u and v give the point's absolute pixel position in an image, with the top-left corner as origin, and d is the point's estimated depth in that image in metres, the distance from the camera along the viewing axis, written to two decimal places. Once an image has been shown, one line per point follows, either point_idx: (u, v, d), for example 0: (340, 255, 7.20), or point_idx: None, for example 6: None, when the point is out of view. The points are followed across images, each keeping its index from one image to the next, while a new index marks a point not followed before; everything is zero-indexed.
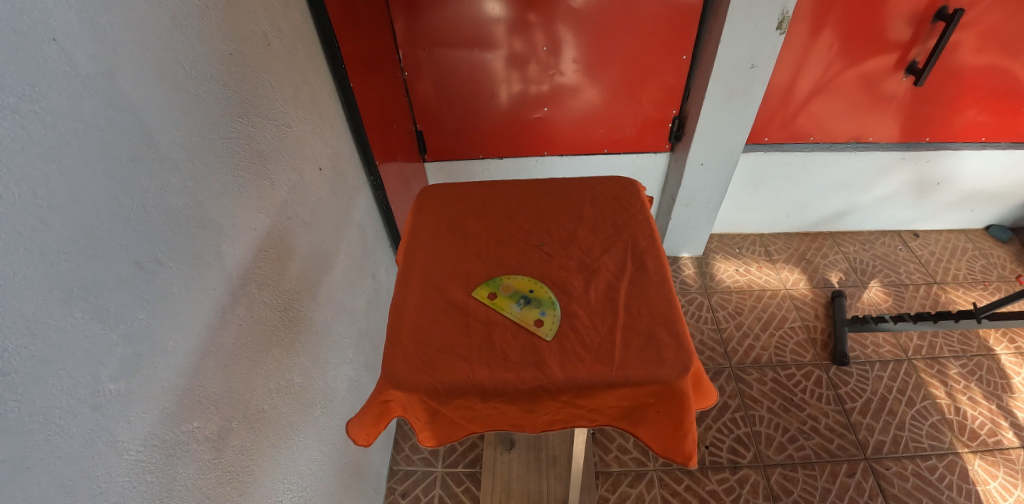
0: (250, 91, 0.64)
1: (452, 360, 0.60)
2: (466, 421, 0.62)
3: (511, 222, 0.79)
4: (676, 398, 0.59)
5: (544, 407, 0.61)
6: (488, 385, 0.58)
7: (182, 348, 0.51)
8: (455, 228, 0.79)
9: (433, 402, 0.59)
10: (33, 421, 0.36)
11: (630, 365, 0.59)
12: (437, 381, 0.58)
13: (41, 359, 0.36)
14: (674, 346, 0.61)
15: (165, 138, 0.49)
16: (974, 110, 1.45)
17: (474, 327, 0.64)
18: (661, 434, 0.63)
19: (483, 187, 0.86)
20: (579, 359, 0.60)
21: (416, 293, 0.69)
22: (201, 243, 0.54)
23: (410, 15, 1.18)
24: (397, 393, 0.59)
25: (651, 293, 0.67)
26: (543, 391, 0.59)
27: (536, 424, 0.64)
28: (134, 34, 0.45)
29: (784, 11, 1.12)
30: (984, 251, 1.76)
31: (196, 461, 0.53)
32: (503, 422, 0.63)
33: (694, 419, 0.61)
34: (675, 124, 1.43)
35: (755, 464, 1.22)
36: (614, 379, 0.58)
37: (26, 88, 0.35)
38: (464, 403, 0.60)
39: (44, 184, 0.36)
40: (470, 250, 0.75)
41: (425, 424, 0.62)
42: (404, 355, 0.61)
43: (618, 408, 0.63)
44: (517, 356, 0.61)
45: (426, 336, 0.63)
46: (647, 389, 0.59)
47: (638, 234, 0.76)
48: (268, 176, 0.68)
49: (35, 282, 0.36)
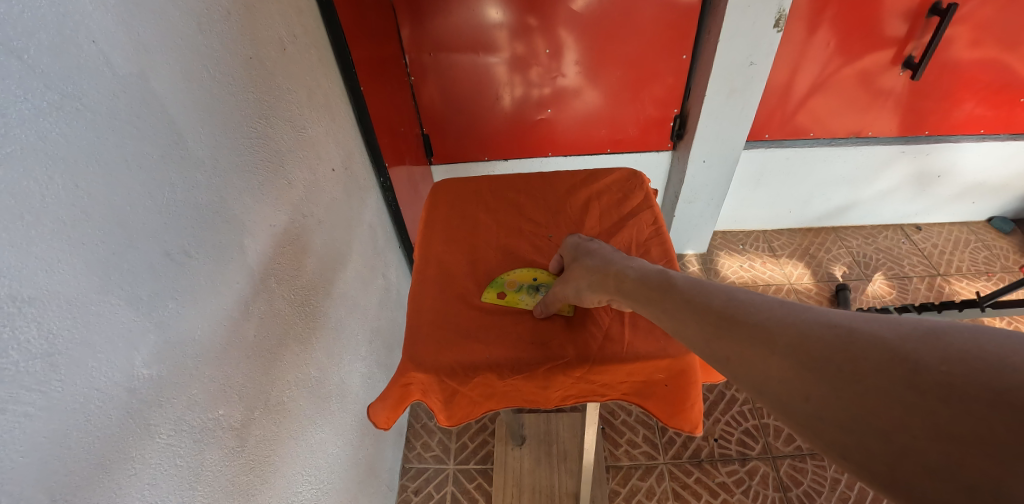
0: (268, 92, 0.66)
1: (467, 343, 0.62)
2: (482, 400, 0.63)
3: (520, 215, 0.81)
4: (685, 372, 0.60)
5: (557, 383, 0.61)
6: (503, 364, 0.60)
7: (208, 338, 0.53)
8: (465, 222, 0.80)
9: (450, 382, 0.60)
10: (74, 401, 0.38)
11: (638, 341, 0.60)
12: (454, 361, 0.60)
13: (79, 342, 0.38)
14: None
15: (192, 136, 0.51)
16: (972, 102, 1.47)
17: (488, 312, 0.66)
18: (670, 407, 0.64)
19: (492, 182, 0.88)
20: (589, 338, 0.62)
21: (431, 282, 0.70)
22: (225, 236, 0.56)
23: (416, 20, 1.21)
24: (417, 374, 0.61)
25: None
26: (555, 369, 0.60)
27: (550, 401, 0.65)
28: (163, 37, 0.47)
29: (780, 9, 1.14)
30: (987, 242, 1.77)
31: (221, 447, 0.55)
32: (519, 400, 0.64)
33: (700, 394, 0.62)
34: (677, 123, 1.45)
35: (764, 456, 1.22)
36: (626, 357, 0.59)
37: (66, 85, 0.37)
38: (483, 381, 0.60)
39: (85, 177, 0.39)
40: (481, 241, 0.77)
41: (442, 405, 0.64)
42: (421, 340, 0.63)
43: (629, 383, 0.63)
44: (530, 338, 0.62)
45: (442, 321, 0.65)
46: (657, 364, 0.59)
47: (642, 222, 0.78)
48: (285, 174, 0.70)
49: (75, 268, 0.38)
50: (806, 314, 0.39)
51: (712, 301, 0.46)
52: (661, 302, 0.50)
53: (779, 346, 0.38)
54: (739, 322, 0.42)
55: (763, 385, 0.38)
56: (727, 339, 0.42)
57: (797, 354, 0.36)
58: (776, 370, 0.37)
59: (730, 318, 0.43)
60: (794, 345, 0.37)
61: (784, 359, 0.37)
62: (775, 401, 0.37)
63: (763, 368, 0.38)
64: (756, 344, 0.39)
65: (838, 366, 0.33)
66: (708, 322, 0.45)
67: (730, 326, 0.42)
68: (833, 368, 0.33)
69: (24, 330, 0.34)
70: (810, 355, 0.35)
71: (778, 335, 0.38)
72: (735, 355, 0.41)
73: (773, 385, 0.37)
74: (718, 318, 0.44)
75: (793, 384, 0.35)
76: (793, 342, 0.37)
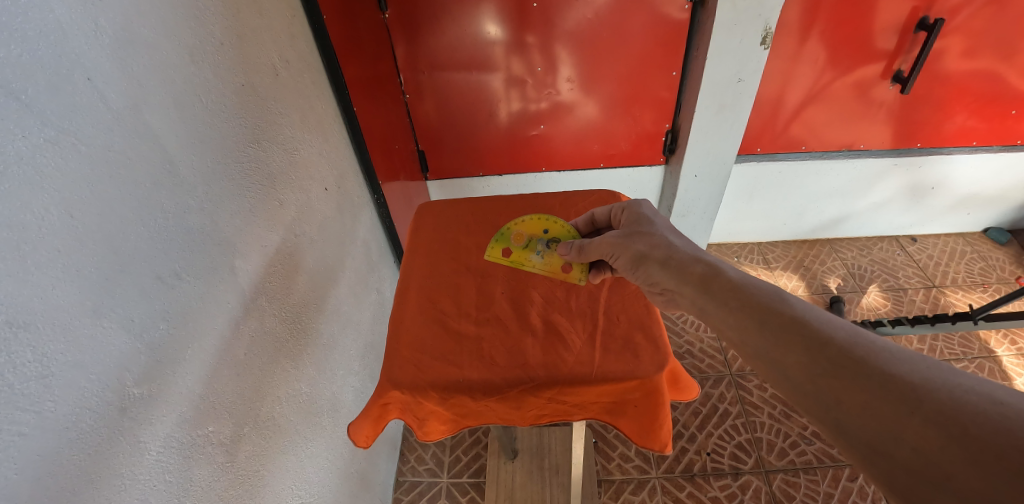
0: (260, 117, 0.69)
1: (443, 364, 0.64)
2: (458, 418, 0.65)
3: (500, 236, 0.82)
4: (653, 392, 0.62)
5: (529, 404, 0.63)
6: (476, 386, 0.61)
7: (198, 357, 0.55)
8: (446, 244, 0.81)
9: (427, 403, 0.63)
10: (67, 420, 0.40)
11: (608, 364, 0.62)
12: (428, 382, 0.62)
13: (73, 363, 0.41)
14: (650, 347, 0.64)
15: (184, 163, 0.53)
16: (963, 115, 1.48)
17: (464, 334, 0.67)
18: (641, 428, 0.65)
19: (474, 203, 0.89)
20: (561, 360, 0.63)
21: (411, 304, 0.72)
22: (217, 258, 0.59)
23: (410, 41, 1.24)
24: (394, 395, 0.63)
25: (628, 301, 0.70)
26: (527, 391, 0.61)
27: (525, 421, 0.67)
28: (158, 71, 0.50)
29: (766, 27, 1.16)
30: (983, 254, 1.77)
31: (211, 463, 0.56)
32: (494, 418, 0.66)
33: (669, 412, 0.64)
34: (668, 138, 1.47)
35: (757, 470, 1.22)
36: (594, 379, 0.61)
37: (63, 122, 0.39)
38: (457, 401, 0.62)
39: (80, 207, 0.41)
40: (460, 262, 0.78)
41: (420, 423, 0.66)
42: (399, 362, 0.64)
43: (600, 403, 0.65)
44: (503, 360, 0.64)
45: (419, 343, 0.66)
46: (625, 385, 0.61)
47: None
48: (278, 196, 0.73)
49: (70, 295, 0.40)
50: (959, 380, 0.36)
51: (833, 333, 0.43)
52: (756, 307, 0.48)
53: (920, 408, 0.35)
54: (866, 367, 0.39)
55: (884, 445, 0.36)
56: (842, 379, 0.40)
57: (948, 426, 0.34)
58: (911, 434, 0.35)
59: (853, 358, 0.41)
60: (942, 413, 0.34)
61: (927, 425, 0.34)
62: (893, 462, 0.35)
63: (890, 426, 0.36)
64: (886, 395, 0.37)
65: (999, 452, 0.31)
66: (824, 355, 0.42)
67: (853, 369, 0.40)
68: (992, 454, 0.31)
69: (20, 354, 0.36)
70: (968, 432, 0.33)
71: (921, 396, 0.36)
72: (854, 403, 0.38)
73: (902, 448, 0.35)
74: (839, 355, 0.41)
75: (932, 455, 0.33)
76: (942, 410, 0.34)
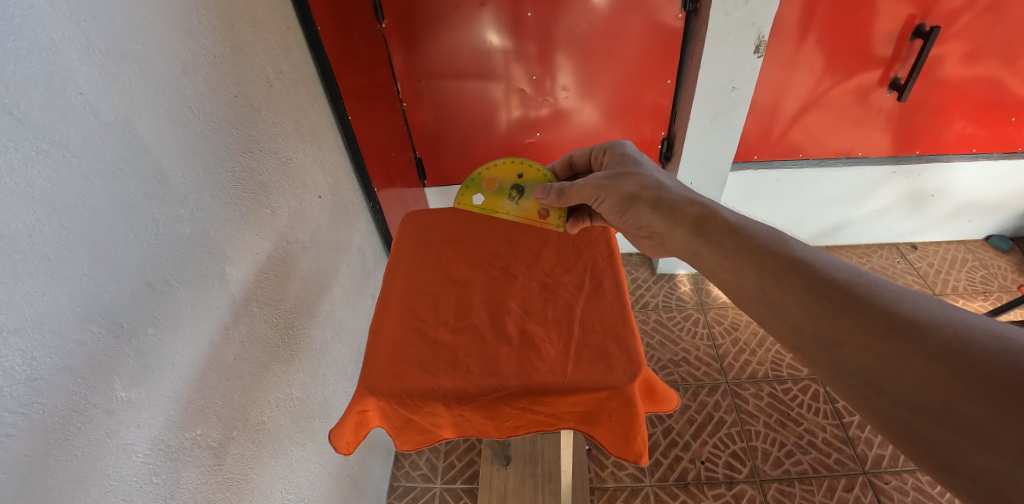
0: (253, 126, 0.71)
1: (419, 372, 0.64)
2: (437, 426, 0.66)
3: (482, 246, 0.84)
4: (627, 403, 0.63)
5: (504, 414, 0.64)
6: (450, 394, 0.62)
7: (186, 362, 0.56)
8: (429, 253, 0.82)
9: (403, 411, 0.64)
10: (55, 422, 0.41)
11: (582, 373, 0.63)
12: (403, 389, 0.62)
13: (59, 367, 0.42)
14: (624, 358, 0.64)
15: (174, 173, 0.55)
16: (962, 122, 1.47)
17: (442, 343, 0.68)
18: (617, 438, 0.66)
19: (459, 212, 0.90)
20: (534, 369, 0.64)
21: (392, 311, 0.73)
22: (207, 265, 0.60)
23: (407, 50, 1.26)
24: (371, 402, 0.64)
25: (605, 311, 0.71)
26: (500, 399, 0.62)
27: (502, 431, 0.67)
28: (149, 84, 0.52)
29: (760, 35, 1.16)
30: (984, 262, 1.75)
31: (198, 466, 0.57)
32: (471, 428, 0.67)
33: (645, 423, 0.64)
34: (664, 145, 1.48)
35: (751, 479, 1.21)
36: (566, 388, 0.61)
37: (54, 135, 0.41)
38: (432, 409, 0.63)
39: (70, 216, 0.42)
40: (442, 271, 0.79)
41: (398, 430, 0.67)
42: (377, 369, 0.65)
43: (575, 413, 0.65)
44: (479, 368, 0.64)
45: (398, 350, 0.67)
46: (598, 395, 0.62)
47: (598, 255, 0.80)
48: (269, 204, 0.74)
49: (59, 302, 0.42)
50: (963, 318, 0.39)
51: (836, 275, 0.47)
52: (752, 247, 0.53)
53: (923, 348, 0.39)
54: (869, 307, 0.43)
55: (888, 383, 0.40)
56: (844, 321, 0.43)
57: (952, 363, 0.37)
58: (913, 372, 0.39)
59: (856, 298, 0.44)
60: (945, 350, 0.38)
61: (930, 362, 0.38)
62: (893, 400, 0.40)
63: (894, 365, 0.40)
64: (890, 335, 0.41)
65: (1002, 386, 0.34)
66: (829, 297, 0.45)
67: (857, 309, 0.43)
68: (995, 387, 0.35)
69: (9, 358, 0.38)
70: (971, 369, 0.36)
71: (925, 335, 0.39)
72: (852, 345, 0.42)
73: (903, 385, 0.39)
74: (841, 296, 0.45)
75: (935, 391, 0.37)
76: (945, 347, 0.38)
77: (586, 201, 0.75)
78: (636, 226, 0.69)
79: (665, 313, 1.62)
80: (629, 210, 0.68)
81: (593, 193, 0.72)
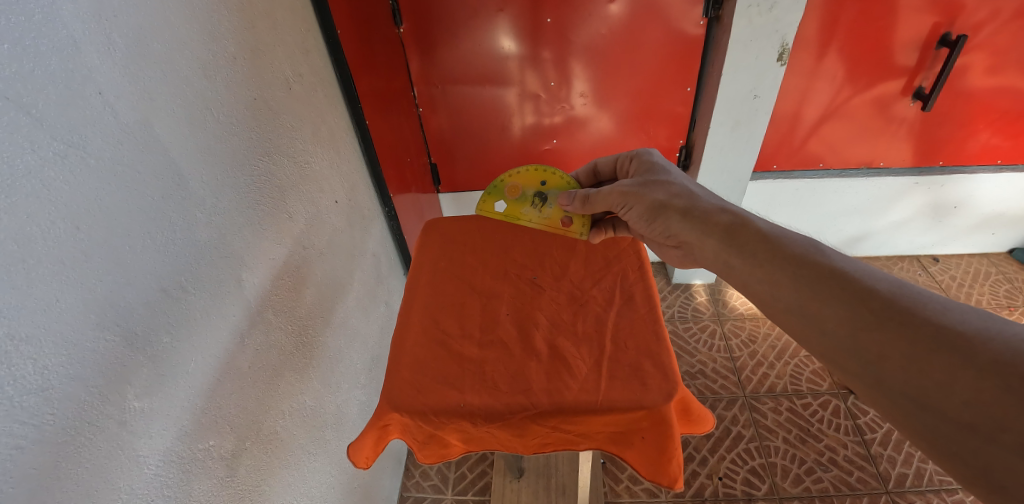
0: (272, 130, 0.69)
1: (443, 386, 0.63)
2: (460, 444, 0.64)
3: (507, 256, 0.82)
4: (659, 423, 0.60)
5: (533, 433, 0.62)
6: (477, 411, 0.60)
7: (201, 371, 0.54)
8: (453, 263, 0.81)
9: (427, 428, 0.61)
10: (65, 434, 0.40)
11: (615, 392, 0.60)
12: (427, 404, 0.61)
13: (73, 376, 0.40)
14: (659, 376, 0.62)
15: (193, 177, 0.53)
16: (987, 132, 1.44)
17: (468, 357, 0.66)
18: (649, 461, 0.63)
19: (481, 221, 0.88)
20: (565, 387, 0.61)
21: (415, 323, 0.71)
22: (224, 271, 0.59)
23: (425, 54, 1.25)
24: (395, 419, 0.62)
25: (636, 324, 0.69)
26: (530, 419, 0.60)
27: (528, 452, 0.65)
28: (169, 86, 0.50)
29: (783, 43, 1.14)
30: (1008, 276, 1.72)
31: (210, 477, 0.56)
32: (495, 446, 0.65)
33: (680, 445, 0.61)
34: (682, 153, 1.46)
35: (770, 497, 1.18)
36: (600, 409, 0.59)
37: (73, 135, 0.39)
38: (457, 427, 0.61)
39: (87, 220, 0.41)
40: (466, 283, 0.77)
41: (421, 447, 0.65)
42: (401, 382, 0.63)
43: (606, 434, 0.64)
44: (507, 385, 0.62)
45: (422, 364, 0.65)
46: (633, 415, 0.60)
47: (627, 267, 0.78)
48: (286, 208, 0.73)
49: (73, 307, 0.40)
50: (1013, 330, 0.37)
51: (875, 285, 0.45)
52: (786, 257, 0.50)
53: (973, 362, 0.37)
54: (912, 318, 0.41)
55: (934, 400, 0.38)
56: (886, 333, 0.41)
57: (1005, 377, 0.35)
58: (964, 388, 0.36)
59: (897, 308, 0.42)
60: (998, 364, 0.35)
61: (980, 377, 0.36)
62: (938, 416, 0.37)
63: (941, 380, 0.37)
64: (935, 348, 0.38)
65: None
66: (869, 308, 0.43)
67: (899, 320, 0.41)
68: None
69: (21, 366, 0.36)
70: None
71: (974, 348, 0.37)
72: (894, 357, 0.40)
73: (950, 401, 0.37)
74: (882, 307, 0.42)
75: (987, 408, 0.35)
76: (996, 362, 0.36)
77: (611, 209, 0.73)
78: (663, 235, 0.66)
79: (681, 323, 1.59)
80: (657, 219, 0.66)
81: (619, 201, 0.70)
